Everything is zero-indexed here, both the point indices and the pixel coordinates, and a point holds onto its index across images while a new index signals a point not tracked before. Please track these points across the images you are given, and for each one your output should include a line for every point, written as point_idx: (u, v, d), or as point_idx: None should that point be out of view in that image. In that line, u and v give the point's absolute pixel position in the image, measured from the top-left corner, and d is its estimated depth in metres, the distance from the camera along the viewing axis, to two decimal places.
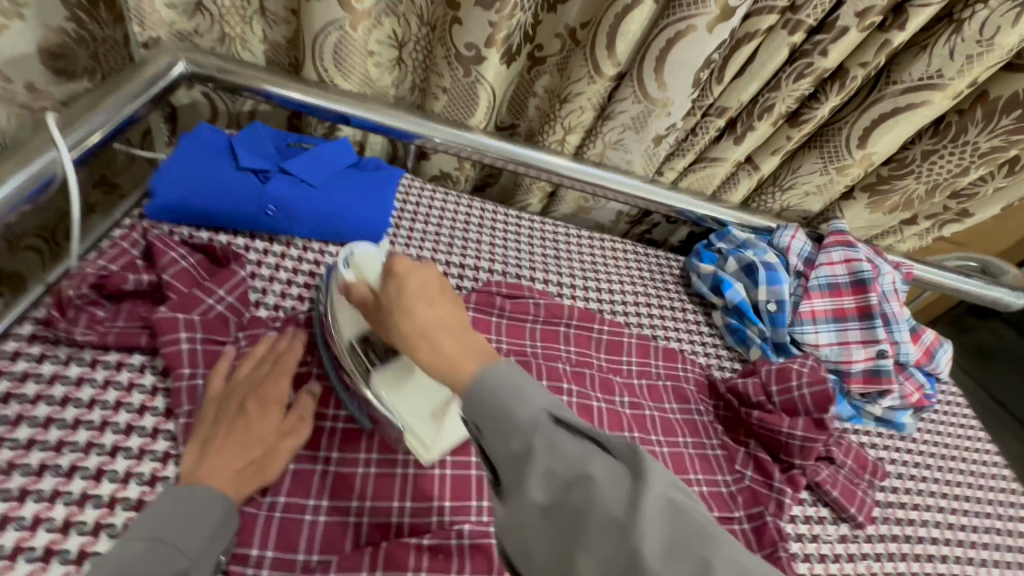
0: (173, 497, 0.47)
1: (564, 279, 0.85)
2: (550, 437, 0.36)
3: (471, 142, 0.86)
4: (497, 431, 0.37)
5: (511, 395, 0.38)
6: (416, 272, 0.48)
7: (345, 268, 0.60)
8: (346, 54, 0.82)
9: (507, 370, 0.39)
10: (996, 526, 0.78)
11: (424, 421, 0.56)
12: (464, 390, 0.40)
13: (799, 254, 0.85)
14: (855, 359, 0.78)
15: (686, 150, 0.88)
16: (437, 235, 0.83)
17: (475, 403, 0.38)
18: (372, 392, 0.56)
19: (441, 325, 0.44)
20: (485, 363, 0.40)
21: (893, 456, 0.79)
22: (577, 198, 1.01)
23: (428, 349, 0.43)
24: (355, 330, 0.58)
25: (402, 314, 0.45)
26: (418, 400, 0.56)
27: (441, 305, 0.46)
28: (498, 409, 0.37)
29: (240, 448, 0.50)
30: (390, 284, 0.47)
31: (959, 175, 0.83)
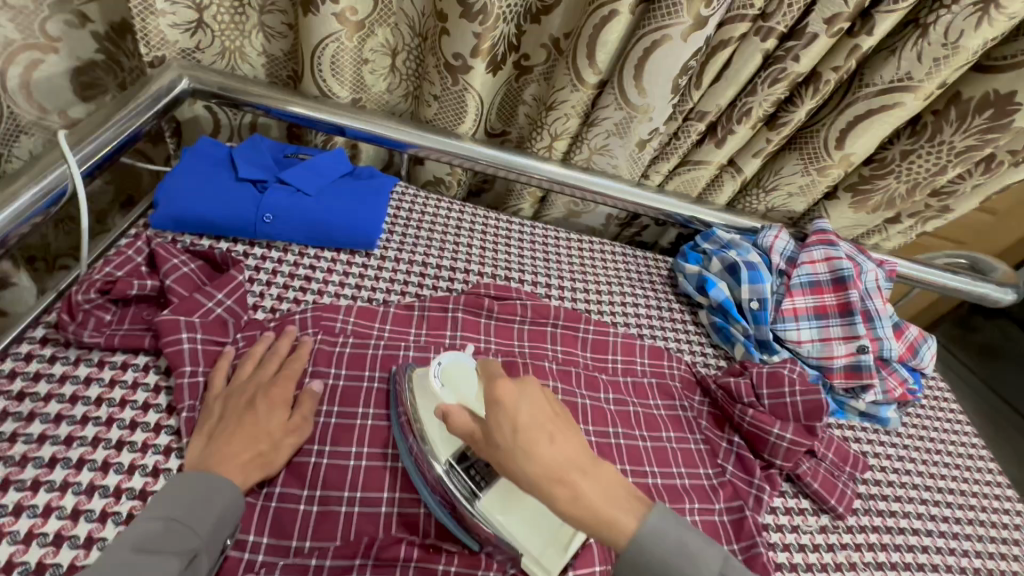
0: (187, 482, 0.49)
1: (553, 281, 0.88)
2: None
3: (462, 151, 0.90)
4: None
5: (683, 557, 0.45)
6: (528, 400, 0.48)
7: (440, 385, 0.57)
8: (341, 65, 0.86)
9: (668, 528, 0.46)
10: (982, 519, 0.78)
11: (544, 549, 0.54)
12: (630, 548, 0.45)
13: (782, 253, 0.87)
14: (837, 355, 0.80)
15: (670, 153, 0.91)
16: (429, 240, 0.87)
17: (645, 564, 0.46)
18: (478, 515, 0.54)
19: (573, 463, 0.46)
20: (651, 527, 0.46)
21: (876, 450, 0.81)
22: (567, 202, 1.04)
23: (573, 502, 0.45)
24: (451, 446, 0.56)
25: (531, 459, 0.45)
26: (535, 525, 0.54)
27: (564, 440, 0.47)
28: (680, 573, 0.45)
29: (249, 440, 0.54)
30: (502, 419, 0.47)
31: (937, 174, 0.85)
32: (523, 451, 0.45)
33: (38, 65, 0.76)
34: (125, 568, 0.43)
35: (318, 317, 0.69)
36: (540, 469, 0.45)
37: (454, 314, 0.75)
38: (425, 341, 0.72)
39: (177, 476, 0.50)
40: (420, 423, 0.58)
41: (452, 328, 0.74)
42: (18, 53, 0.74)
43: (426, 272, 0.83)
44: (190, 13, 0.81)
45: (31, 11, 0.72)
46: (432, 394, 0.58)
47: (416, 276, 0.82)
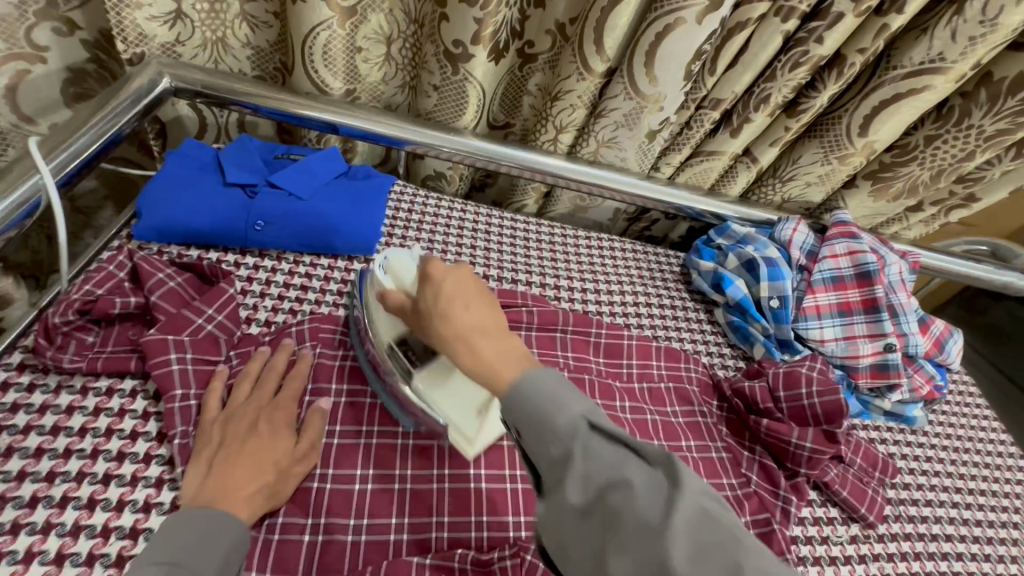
0: (187, 521, 0.45)
1: (561, 281, 0.84)
2: (586, 441, 0.38)
3: (463, 146, 0.85)
4: (537, 436, 0.39)
5: (550, 402, 0.39)
6: (451, 274, 0.48)
7: (383, 273, 0.59)
8: (334, 55, 0.81)
9: (546, 373, 0.41)
10: (1015, 521, 0.75)
11: (464, 418, 0.56)
12: (504, 394, 0.41)
13: (801, 247, 0.83)
14: (863, 354, 0.76)
15: (682, 144, 0.86)
16: (431, 242, 0.82)
17: (516, 409, 0.40)
18: (414, 393, 0.56)
19: (483, 328, 0.45)
20: (527, 376, 0.41)
21: (904, 452, 0.77)
22: (573, 197, 0.99)
23: (470, 358, 0.44)
24: (392, 331, 0.57)
25: (443, 320, 0.46)
26: (458, 397, 0.56)
27: (481, 307, 0.47)
28: (538, 414, 0.39)
29: (251, 472, 0.50)
30: (427, 291, 0.48)
31: (965, 160, 0.80)
32: (436, 313, 0.46)
33: (24, 77, 0.75)
34: None
35: (316, 329, 0.64)
36: (447, 327, 0.45)
37: None
38: None
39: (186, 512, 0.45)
40: (369, 316, 0.60)
41: None
42: (4, 63, 0.72)
43: None
44: (169, 4, 0.75)
45: (14, 19, 0.70)
46: (375, 284, 0.60)
47: None
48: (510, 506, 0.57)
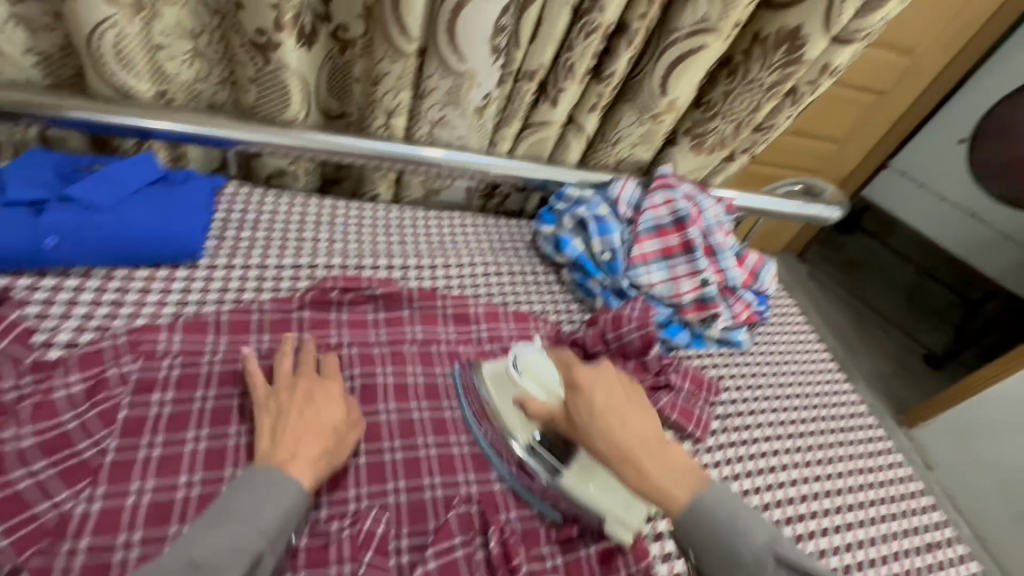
0: (257, 476, 0.51)
1: (411, 261, 0.86)
2: (769, 569, 0.50)
3: (291, 137, 0.84)
4: (725, 569, 0.51)
5: (727, 526, 0.52)
6: (598, 386, 0.60)
7: (519, 375, 0.65)
8: (130, 53, 0.75)
9: (721, 501, 0.54)
10: (824, 415, 0.88)
11: (625, 511, 0.61)
12: (679, 517, 0.54)
13: (628, 202, 0.90)
14: (685, 291, 0.85)
15: (510, 118, 0.91)
16: (267, 239, 0.81)
17: (693, 529, 0.53)
18: (564, 490, 0.62)
19: (642, 443, 0.57)
20: (705, 499, 0.54)
21: (732, 372, 0.88)
22: (422, 181, 1.00)
23: (636, 474, 0.55)
24: (527, 429, 0.64)
25: (602, 438, 0.57)
26: (612, 489, 0.61)
27: (632, 417, 0.59)
28: (721, 546, 0.52)
29: (317, 438, 0.56)
30: (578, 400, 0.59)
31: (755, 112, 0.91)
32: (598, 429, 0.57)
33: None
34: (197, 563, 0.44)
35: (136, 341, 0.62)
36: (611, 444, 0.56)
37: (300, 314, 0.72)
38: (268, 347, 0.68)
39: (259, 471, 0.51)
40: (499, 416, 0.66)
41: (297, 328, 0.70)
42: None
43: (265, 274, 0.77)
44: None
45: None
46: (510, 384, 0.66)
47: (254, 279, 0.75)
48: (350, 480, 0.60)
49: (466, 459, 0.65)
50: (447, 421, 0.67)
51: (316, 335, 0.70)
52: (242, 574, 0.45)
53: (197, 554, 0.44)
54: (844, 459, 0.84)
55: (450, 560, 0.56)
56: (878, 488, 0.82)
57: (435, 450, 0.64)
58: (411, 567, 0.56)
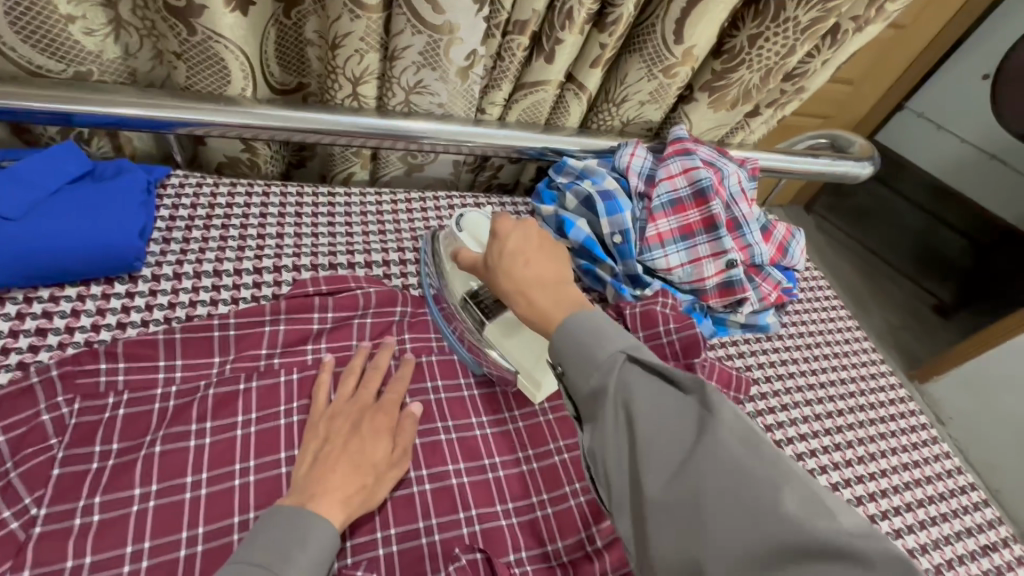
0: (280, 520, 0.45)
1: (393, 255, 0.75)
2: (623, 373, 0.45)
3: (237, 115, 0.71)
4: (582, 371, 0.46)
5: (592, 343, 0.46)
6: (514, 233, 0.58)
7: (461, 232, 0.66)
8: (30, 22, 0.61)
9: (596, 319, 0.49)
10: (862, 404, 0.80)
11: (534, 366, 0.61)
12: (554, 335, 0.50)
13: (640, 172, 0.78)
14: (708, 275, 0.74)
15: (500, 79, 0.78)
16: (223, 239, 0.69)
17: (564, 348, 0.48)
18: (484, 342, 0.62)
19: (540, 280, 0.55)
20: (569, 321, 0.49)
21: (761, 361, 0.79)
22: (402, 156, 0.87)
23: (526, 306, 0.54)
24: (462, 285, 0.65)
25: (508, 273, 0.56)
26: (529, 346, 0.61)
27: (539, 263, 0.56)
28: (584, 358, 0.46)
29: (355, 475, 0.50)
30: (495, 245, 0.58)
31: (788, 56, 0.77)
32: (501, 267, 0.56)
33: None
34: None
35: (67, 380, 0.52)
36: (509, 281, 0.55)
37: (273, 326, 0.60)
38: (232, 371, 0.57)
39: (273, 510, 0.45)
40: (443, 275, 0.66)
41: (268, 345, 0.60)
42: None
43: (222, 282, 0.65)
44: None
45: None
46: (452, 242, 0.67)
47: (209, 291, 0.64)
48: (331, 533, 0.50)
49: (465, 488, 0.56)
50: (443, 445, 0.58)
51: (290, 355, 0.59)
52: None
53: None
54: (887, 454, 0.75)
55: None
56: (926, 485, 0.73)
57: (430, 484, 0.56)
58: None
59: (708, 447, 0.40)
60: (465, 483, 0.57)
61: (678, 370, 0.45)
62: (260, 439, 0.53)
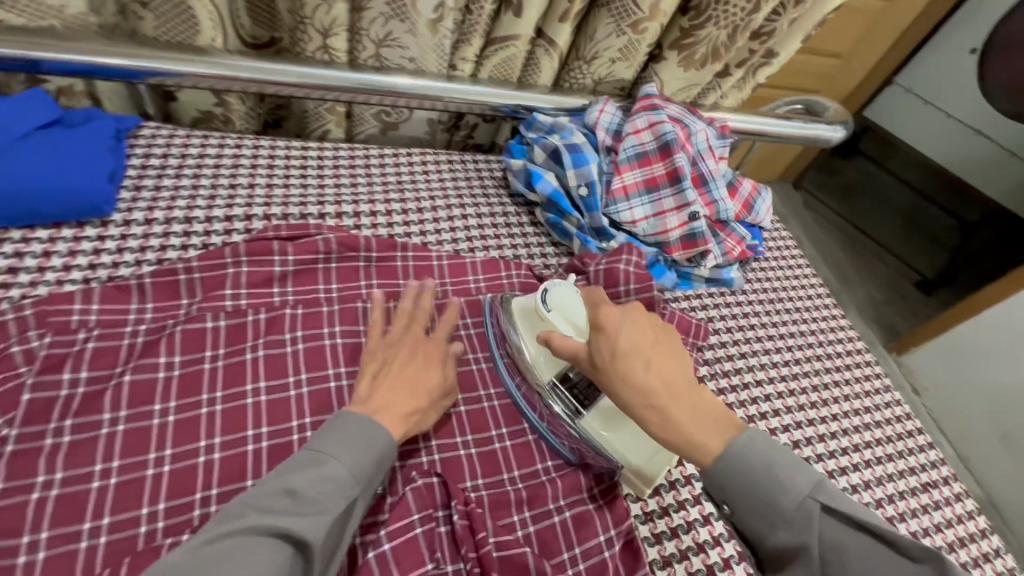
0: (351, 422, 0.48)
1: (364, 207, 0.76)
2: (822, 529, 0.40)
3: (208, 65, 0.71)
4: (766, 520, 0.41)
5: (775, 487, 0.41)
6: (625, 326, 0.49)
7: (547, 310, 0.59)
8: None
9: (759, 445, 0.43)
10: (818, 355, 0.83)
11: (647, 461, 0.58)
12: (711, 466, 0.43)
13: (608, 128, 0.80)
14: (671, 228, 0.76)
15: (469, 34, 0.78)
16: (195, 187, 0.70)
17: (734, 485, 0.42)
18: (585, 433, 0.58)
19: (671, 387, 0.46)
20: (739, 451, 0.43)
21: (723, 314, 0.82)
22: (376, 113, 0.88)
23: (661, 422, 0.45)
24: (552, 369, 0.59)
25: (630, 375, 0.46)
26: (640, 441, 0.57)
27: (661, 361, 0.48)
28: (763, 503, 0.41)
29: (409, 396, 0.53)
30: (602, 342, 0.49)
31: (753, 12, 0.79)
32: (617, 374, 0.47)
33: None
34: (289, 498, 0.43)
35: (40, 314, 0.54)
36: (630, 391, 0.46)
37: (236, 269, 0.62)
38: (199, 311, 0.59)
39: (344, 417, 0.48)
40: (524, 356, 0.61)
41: (233, 286, 0.61)
42: None
43: (192, 228, 0.67)
44: None
45: None
46: (539, 320, 0.60)
47: (179, 236, 0.66)
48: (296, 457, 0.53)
49: (426, 422, 0.59)
50: None
51: (256, 297, 0.62)
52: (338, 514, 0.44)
53: (297, 487, 0.43)
54: (840, 401, 0.79)
55: (407, 539, 0.49)
56: (874, 429, 0.77)
57: None
58: (367, 546, 0.50)
59: None
60: None
61: (897, 531, 0.40)
62: (227, 372, 0.55)
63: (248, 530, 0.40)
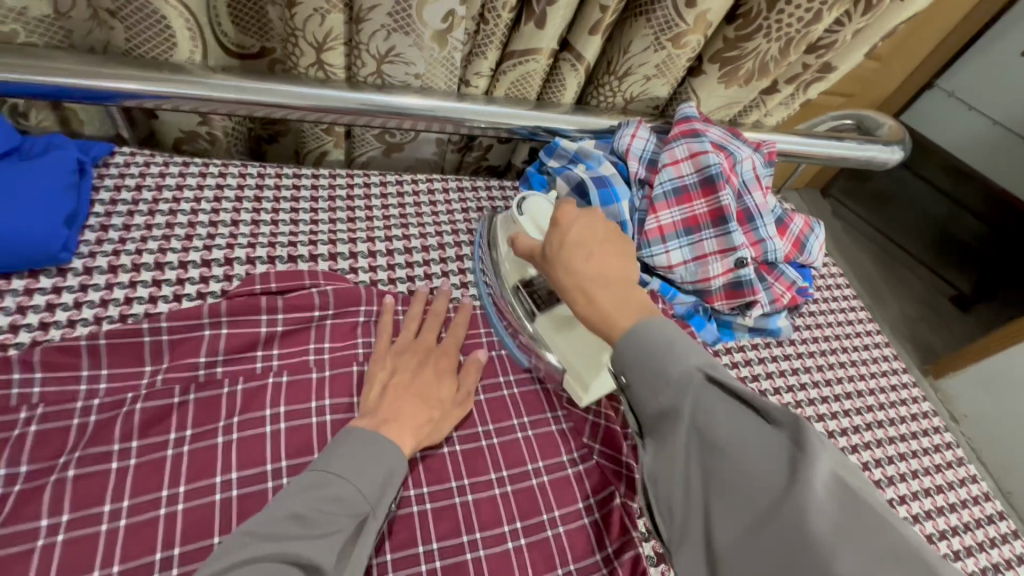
0: (355, 437, 0.46)
1: (362, 247, 0.67)
2: (699, 396, 0.37)
3: (186, 85, 0.62)
4: (649, 385, 0.38)
5: (663, 350, 0.39)
6: (579, 221, 0.47)
7: (519, 215, 0.60)
8: None
9: (663, 325, 0.40)
10: (880, 419, 0.72)
11: (584, 369, 0.56)
12: (617, 340, 0.41)
13: (641, 156, 0.70)
14: (714, 275, 0.66)
15: (484, 46, 0.68)
16: (168, 227, 0.62)
17: (627, 353, 0.40)
18: (534, 334, 0.59)
19: (608, 276, 0.44)
20: (642, 320, 0.40)
21: (769, 368, 0.72)
22: (378, 134, 0.78)
23: (587, 306, 0.43)
24: (517, 273, 0.61)
25: (570, 262, 0.45)
26: (583, 347, 0.56)
27: (604, 257, 0.45)
28: (650, 365, 0.38)
29: (422, 406, 0.51)
30: (555, 236, 0.47)
31: (812, 24, 0.66)
32: (561, 261, 0.45)
33: None
34: (296, 522, 0.40)
35: None
36: (569, 276, 0.44)
37: (210, 330, 0.53)
38: (165, 383, 0.51)
39: (353, 429, 0.46)
40: (499, 259, 0.63)
41: (205, 351, 0.53)
42: None
43: (163, 277, 0.58)
44: None
45: None
46: (512, 225, 0.62)
47: (147, 287, 0.57)
48: None
49: (426, 519, 0.50)
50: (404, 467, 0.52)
51: (233, 363, 0.53)
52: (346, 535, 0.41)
53: (301, 509, 0.41)
54: (907, 478, 0.68)
55: None
56: (948, 514, 0.66)
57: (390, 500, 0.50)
58: None
59: (801, 503, 0.31)
60: (426, 509, 0.51)
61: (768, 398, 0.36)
62: (193, 461, 0.47)
63: (252, 561, 0.37)
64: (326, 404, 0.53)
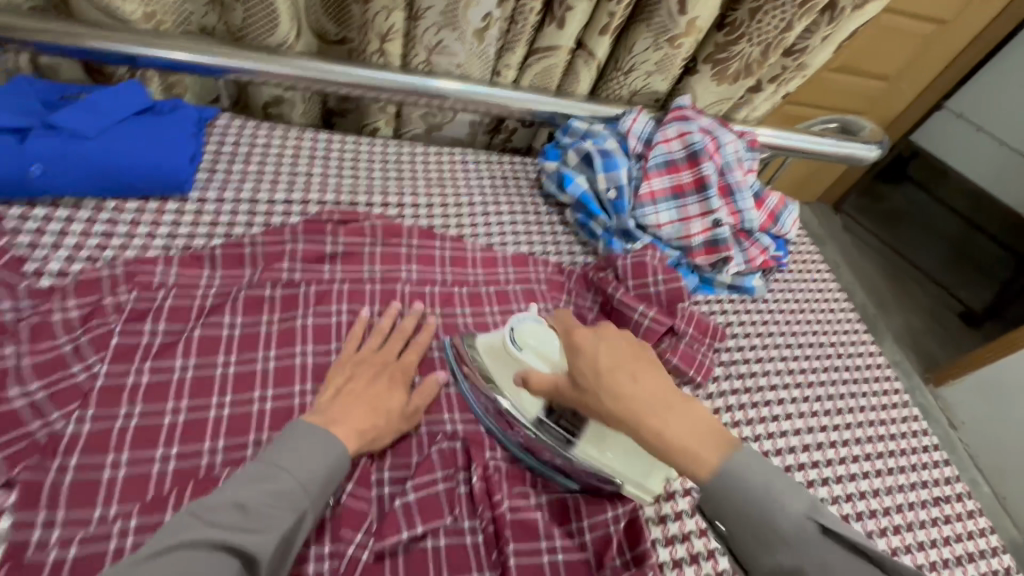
0: (307, 430, 0.50)
1: (407, 199, 0.83)
2: (817, 546, 0.41)
3: (281, 65, 0.79)
4: (761, 545, 0.43)
5: (767, 502, 0.43)
6: (601, 345, 0.52)
7: (518, 350, 0.58)
8: None
9: (756, 467, 0.45)
10: (837, 366, 0.84)
11: (642, 474, 0.57)
12: (710, 478, 0.45)
13: (640, 136, 0.84)
14: (694, 232, 0.80)
15: (514, 42, 0.84)
16: (260, 172, 0.78)
17: (732, 499, 0.44)
18: (577, 460, 0.57)
19: (655, 402, 0.48)
20: (736, 460, 0.45)
21: (742, 318, 0.84)
22: (423, 114, 0.95)
23: (657, 438, 0.46)
24: (534, 407, 0.58)
25: (613, 388, 0.49)
26: (629, 455, 0.56)
27: (645, 374, 0.50)
28: (758, 524, 0.43)
29: (369, 413, 0.56)
30: (582, 362, 0.51)
31: (785, 32, 0.82)
32: (603, 389, 0.49)
33: None
34: (238, 514, 0.44)
35: (131, 272, 0.62)
36: (617, 401, 0.48)
37: (293, 246, 0.69)
38: (260, 279, 0.66)
39: (297, 426, 0.51)
40: (489, 377, 0.60)
41: (289, 261, 0.69)
42: None
43: (257, 208, 0.75)
44: None
45: None
46: (508, 357, 0.59)
47: (245, 214, 0.73)
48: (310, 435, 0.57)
49: (452, 396, 0.64)
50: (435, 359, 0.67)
51: (309, 271, 0.69)
52: (285, 528, 0.45)
53: (245, 499, 0.44)
54: (855, 411, 0.80)
55: (429, 493, 0.56)
56: (887, 441, 0.78)
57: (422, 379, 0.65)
58: (392, 498, 0.56)
59: None
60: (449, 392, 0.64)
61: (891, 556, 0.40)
62: (280, 334, 0.62)
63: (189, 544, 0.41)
64: (377, 307, 0.67)
